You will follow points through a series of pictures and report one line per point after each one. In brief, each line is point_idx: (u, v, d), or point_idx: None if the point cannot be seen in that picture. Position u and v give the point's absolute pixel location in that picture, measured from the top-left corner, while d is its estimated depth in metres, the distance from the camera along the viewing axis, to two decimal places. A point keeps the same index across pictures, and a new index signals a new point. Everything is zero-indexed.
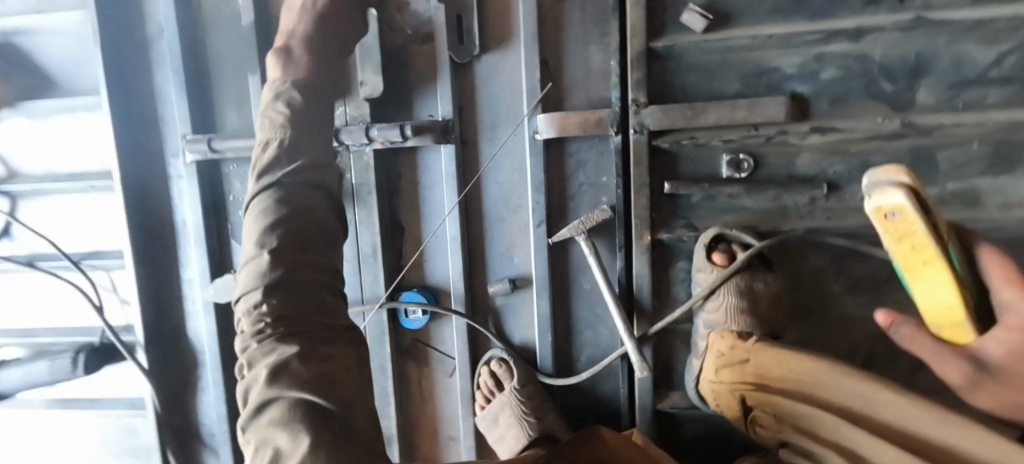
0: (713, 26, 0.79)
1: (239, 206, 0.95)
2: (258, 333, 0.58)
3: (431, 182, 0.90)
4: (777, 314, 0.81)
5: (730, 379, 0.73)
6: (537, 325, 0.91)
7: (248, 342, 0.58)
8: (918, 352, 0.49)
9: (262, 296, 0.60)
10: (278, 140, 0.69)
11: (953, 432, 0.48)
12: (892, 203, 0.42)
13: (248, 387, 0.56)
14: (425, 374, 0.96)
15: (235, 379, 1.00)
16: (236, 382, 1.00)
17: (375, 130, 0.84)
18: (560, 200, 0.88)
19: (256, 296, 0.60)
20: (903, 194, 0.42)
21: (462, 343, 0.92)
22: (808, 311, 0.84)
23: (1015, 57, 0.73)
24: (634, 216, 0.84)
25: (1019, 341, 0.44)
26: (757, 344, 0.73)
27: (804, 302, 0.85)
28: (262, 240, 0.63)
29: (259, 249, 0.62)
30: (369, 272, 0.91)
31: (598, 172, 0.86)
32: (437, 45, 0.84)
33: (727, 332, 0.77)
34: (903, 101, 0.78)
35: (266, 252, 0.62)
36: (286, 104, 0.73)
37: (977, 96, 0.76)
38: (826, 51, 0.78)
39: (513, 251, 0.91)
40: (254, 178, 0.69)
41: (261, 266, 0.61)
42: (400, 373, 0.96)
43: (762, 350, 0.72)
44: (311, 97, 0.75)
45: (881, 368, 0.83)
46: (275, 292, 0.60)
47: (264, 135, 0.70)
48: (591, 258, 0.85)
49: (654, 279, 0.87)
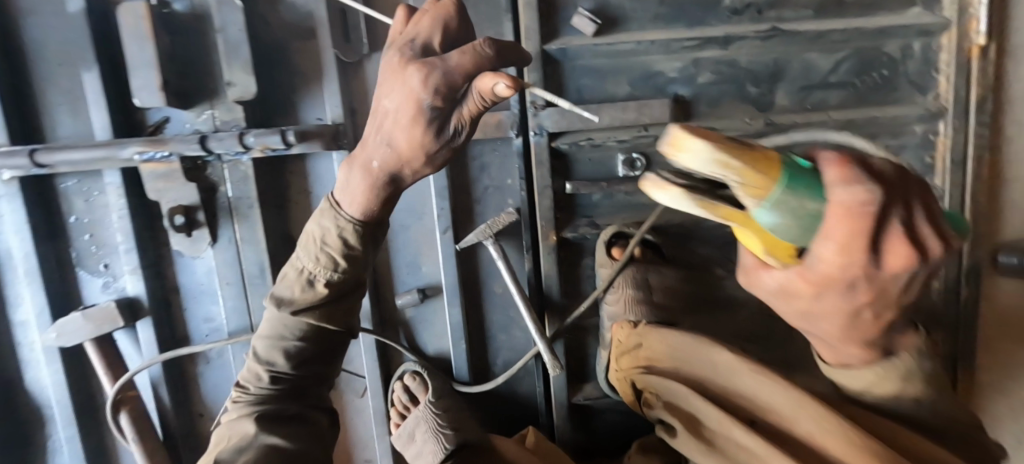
0: (601, 30, 0.81)
1: (86, 229, 0.80)
2: (259, 380, 0.63)
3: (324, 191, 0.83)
4: (674, 304, 0.85)
5: (626, 366, 0.75)
6: (450, 333, 0.88)
7: (249, 384, 0.62)
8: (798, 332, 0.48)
9: (280, 350, 0.63)
10: (335, 261, 0.61)
11: (800, 408, 0.47)
12: (675, 152, 0.29)
13: (228, 419, 0.60)
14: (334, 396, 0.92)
15: (101, 428, 0.86)
16: (103, 431, 0.86)
17: (250, 137, 0.74)
18: (465, 204, 0.86)
19: (271, 345, 0.63)
20: (691, 138, 0.28)
21: (372, 360, 0.88)
22: (700, 297, 0.91)
23: (846, 64, 0.85)
24: (540, 217, 0.85)
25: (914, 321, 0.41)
26: (647, 328, 0.75)
27: (696, 290, 0.91)
28: (290, 295, 0.64)
29: (283, 301, 0.63)
30: (258, 295, 0.82)
31: (501, 175, 0.86)
32: (322, 43, 0.78)
33: (625, 322, 0.79)
34: (766, 103, 0.86)
35: (288, 308, 0.63)
36: (340, 239, 0.61)
37: (822, 98, 0.86)
38: (702, 55, 0.84)
39: (421, 260, 0.87)
40: (336, 265, 0.63)
41: (282, 319, 0.63)
42: None
43: (650, 334, 0.73)
44: (367, 238, 0.62)
45: (760, 341, 0.93)
46: (291, 345, 0.64)
47: (323, 245, 0.61)
48: (499, 262, 0.84)
49: (562, 277, 0.89)
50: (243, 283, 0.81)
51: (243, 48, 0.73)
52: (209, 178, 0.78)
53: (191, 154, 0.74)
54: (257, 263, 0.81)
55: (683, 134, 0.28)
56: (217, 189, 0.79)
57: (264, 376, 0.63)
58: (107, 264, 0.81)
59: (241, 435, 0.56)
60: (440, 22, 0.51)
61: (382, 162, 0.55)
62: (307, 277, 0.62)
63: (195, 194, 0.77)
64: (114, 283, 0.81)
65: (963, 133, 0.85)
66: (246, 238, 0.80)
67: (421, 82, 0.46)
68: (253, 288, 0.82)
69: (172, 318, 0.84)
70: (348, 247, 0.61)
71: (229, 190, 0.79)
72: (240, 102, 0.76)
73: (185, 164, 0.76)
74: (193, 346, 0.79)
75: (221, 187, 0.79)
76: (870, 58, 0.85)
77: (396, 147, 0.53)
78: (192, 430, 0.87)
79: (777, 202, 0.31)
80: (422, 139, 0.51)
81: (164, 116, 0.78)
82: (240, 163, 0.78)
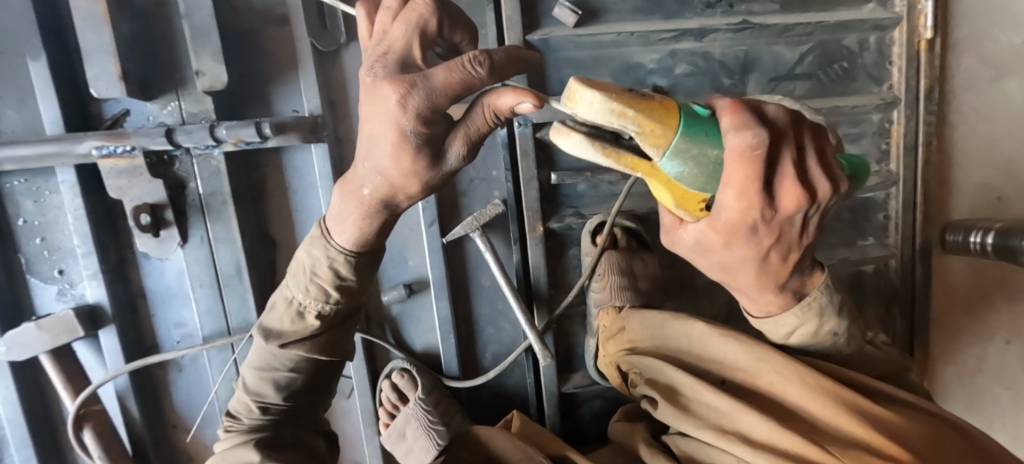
0: (582, 21, 0.82)
1: (37, 232, 0.73)
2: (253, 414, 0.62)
3: (301, 186, 0.80)
4: (658, 291, 0.86)
5: (613, 350, 0.77)
6: (438, 328, 0.87)
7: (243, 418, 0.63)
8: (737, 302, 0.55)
9: (269, 388, 0.62)
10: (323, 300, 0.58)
11: (781, 380, 0.52)
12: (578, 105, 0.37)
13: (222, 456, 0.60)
14: None
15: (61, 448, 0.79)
16: (64, 451, 0.80)
17: (222, 130, 0.69)
18: (450, 197, 0.85)
19: (261, 384, 0.62)
20: (587, 90, 0.36)
21: (359, 360, 0.87)
22: (681, 283, 0.94)
23: (810, 57, 0.89)
24: (526, 208, 0.85)
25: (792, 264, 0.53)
26: (630, 311, 0.77)
27: (678, 276, 0.94)
28: (276, 328, 0.61)
29: (269, 335, 0.61)
30: (234, 298, 0.77)
31: (487, 166, 0.85)
32: (296, 30, 0.74)
33: (611, 309, 0.81)
34: (738, 93, 0.90)
35: (275, 344, 0.61)
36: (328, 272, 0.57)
37: (789, 88, 0.91)
38: (678, 46, 0.86)
39: (407, 255, 0.86)
40: (324, 302, 0.59)
41: (271, 353, 0.61)
42: None
43: (633, 316, 0.75)
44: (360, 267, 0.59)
45: (739, 323, 0.97)
46: (282, 382, 0.62)
47: (310, 283, 0.58)
48: (487, 254, 0.83)
49: (550, 268, 0.89)
50: (217, 284, 0.77)
51: (212, 35, 0.68)
52: (177, 174, 0.73)
53: (157, 149, 0.69)
54: (232, 263, 0.76)
55: (577, 87, 0.36)
56: (186, 186, 0.74)
57: (254, 408, 0.62)
58: (62, 270, 0.75)
59: None
60: (417, 27, 0.45)
61: (374, 187, 0.50)
62: (295, 309, 0.60)
63: (162, 193, 0.71)
64: (71, 290, 0.75)
65: (917, 121, 0.91)
66: (219, 236, 0.75)
67: (401, 106, 0.41)
68: (228, 290, 0.77)
69: (140, 324, 0.79)
70: (339, 278, 0.58)
71: (199, 187, 0.74)
72: (209, 93, 0.70)
73: (149, 159, 0.70)
74: (164, 353, 0.74)
75: (190, 183, 0.73)
76: (833, 51, 0.90)
77: (390, 175, 0.48)
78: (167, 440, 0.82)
79: (670, 149, 0.40)
80: (415, 168, 0.46)
81: (124, 107, 0.72)
82: (211, 157, 0.73)
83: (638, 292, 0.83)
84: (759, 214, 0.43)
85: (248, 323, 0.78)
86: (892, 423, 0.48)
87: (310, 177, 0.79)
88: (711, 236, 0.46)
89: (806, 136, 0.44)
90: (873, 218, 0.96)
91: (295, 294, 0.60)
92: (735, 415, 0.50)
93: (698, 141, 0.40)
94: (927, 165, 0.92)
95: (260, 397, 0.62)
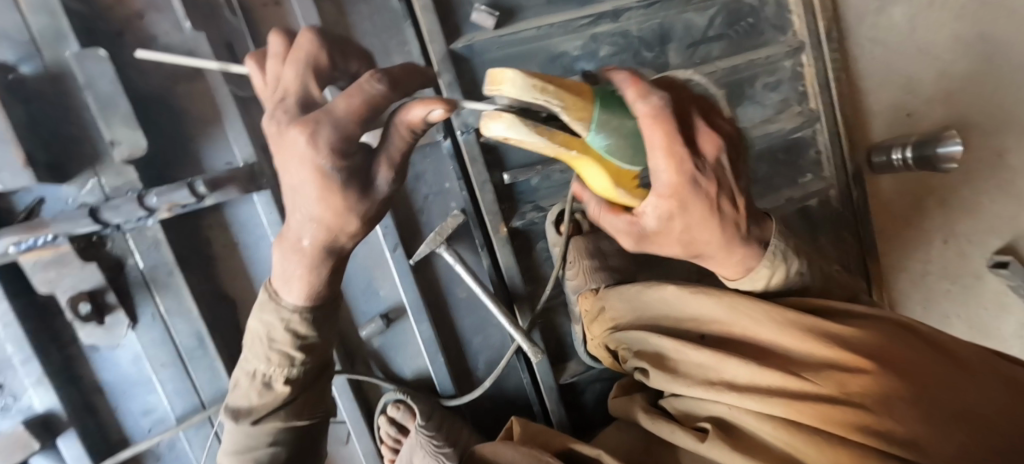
0: (501, 21, 0.83)
1: None
2: None
3: (252, 238, 0.76)
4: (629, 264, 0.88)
5: (598, 332, 0.77)
6: (425, 351, 0.85)
7: None
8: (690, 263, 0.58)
9: None
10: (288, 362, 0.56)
11: (761, 321, 0.54)
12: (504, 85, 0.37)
13: None
14: None
15: None
16: None
17: (153, 197, 0.65)
18: (409, 217, 0.84)
19: None
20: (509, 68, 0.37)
21: (349, 402, 0.82)
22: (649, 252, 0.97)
23: (720, 18, 0.95)
24: (487, 212, 0.85)
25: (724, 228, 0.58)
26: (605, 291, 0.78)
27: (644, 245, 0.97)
28: (243, 408, 0.57)
29: (238, 417, 0.57)
30: (203, 369, 0.72)
31: (438, 180, 0.84)
32: (212, 80, 0.71)
33: (588, 291, 0.81)
34: (661, 64, 0.94)
35: (248, 424, 0.57)
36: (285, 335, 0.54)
37: (707, 51, 0.95)
38: (598, 28, 0.89)
39: (376, 284, 0.83)
40: (285, 367, 0.56)
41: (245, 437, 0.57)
42: None
43: (610, 294, 0.76)
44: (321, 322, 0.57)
45: (710, 278, 1.01)
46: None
47: (270, 350, 0.55)
48: (457, 266, 0.83)
49: (522, 266, 0.90)
50: (181, 359, 0.72)
51: (122, 101, 0.63)
52: (112, 253, 0.68)
53: (83, 231, 0.64)
54: (193, 334, 0.71)
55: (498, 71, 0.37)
56: (124, 263, 0.69)
57: None
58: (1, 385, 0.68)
59: None
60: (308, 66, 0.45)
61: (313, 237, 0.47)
62: (261, 379, 0.57)
63: (97, 276, 0.66)
64: (15, 405, 0.68)
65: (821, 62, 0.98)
66: (173, 308, 0.71)
67: (312, 144, 0.40)
68: (194, 363, 0.72)
69: (103, 422, 0.73)
70: (300, 338, 0.55)
71: (139, 262, 0.69)
72: (129, 162, 0.65)
73: (76, 244, 0.65)
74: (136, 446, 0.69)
75: (128, 260, 0.68)
76: (738, 9, 0.95)
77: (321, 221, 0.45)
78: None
79: (594, 121, 0.41)
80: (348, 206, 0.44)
81: (37, 197, 0.67)
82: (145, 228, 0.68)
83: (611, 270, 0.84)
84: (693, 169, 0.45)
85: (222, 392, 0.73)
86: (863, 337, 0.50)
87: (259, 227, 0.76)
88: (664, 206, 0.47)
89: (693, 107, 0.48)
90: (806, 155, 1.02)
91: (257, 366, 0.57)
92: (721, 366, 0.52)
93: (615, 113, 0.42)
94: (839, 98, 1.00)
95: None
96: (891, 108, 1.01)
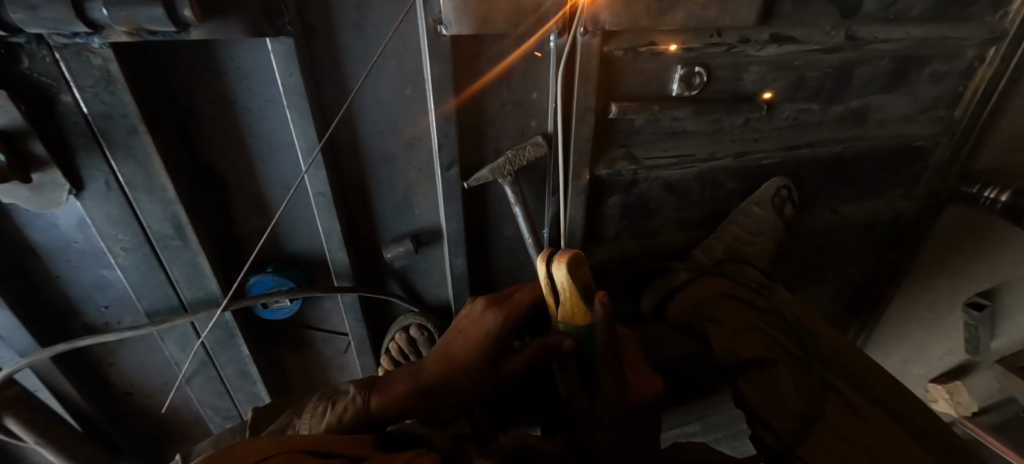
0: None
1: None
2: (336, 422, 0.59)
3: (191, 74, 0.50)
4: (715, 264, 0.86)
5: (733, 343, 0.76)
6: (450, 284, 0.74)
7: (336, 425, 0.59)
8: (613, 396, 0.55)
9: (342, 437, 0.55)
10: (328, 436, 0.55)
11: (838, 341, 0.74)
12: (557, 276, 0.50)
13: (331, 420, 0.59)
14: (307, 355, 0.77)
15: None
16: None
17: (100, 11, 0.39)
18: (474, 126, 0.63)
19: (333, 423, 0.59)
20: (560, 275, 0.49)
21: (357, 320, 0.72)
22: None
23: None
24: (573, 150, 0.66)
25: (612, 405, 0.56)
26: (724, 305, 0.80)
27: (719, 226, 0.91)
28: (318, 426, 0.59)
29: (325, 424, 0.59)
30: (181, 259, 0.57)
31: (526, 85, 0.62)
32: None
33: (697, 286, 0.84)
34: (852, 6, 0.69)
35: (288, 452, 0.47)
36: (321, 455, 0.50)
37: (906, 7, 0.71)
38: None
39: (413, 201, 0.66)
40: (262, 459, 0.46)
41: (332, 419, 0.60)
42: (271, 362, 0.74)
43: (748, 332, 0.76)
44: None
45: None
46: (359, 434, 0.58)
47: (304, 444, 0.50)
48: (515, 207, 0.67)
49: (586, 219, 0.76)
50: (148, 241, 0.55)
51: None
52: (34, 79, 0.43)
53: None
54: (168, 219, 0.54)
55: (555, 262, 0.50)
56: (53, 101, 0.45)
57: (333, 406, 0.61)
58: None
59: (330, 424, 0.59)
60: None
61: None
62: (326, 406, 0.61)
63: None
64: None
65: (1000, 71, 0.81)
66: (139, 183, 0.51)
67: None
68: (169, 253, 0.57)
69: (38, 286, 0.58)
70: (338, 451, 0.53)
71: (78, 102, 0.45)
72: None
73: None
74: (116, 332, 0.59)
75: (60, 94, 0.45)
76: None
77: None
78: (122, 396, 0.71)
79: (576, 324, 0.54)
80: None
81: None
82: (91, 51, 0.42)
83: (698, 264, 0.85)
84: (630, 404, 0.55)
85: (212, 298, 0.62)
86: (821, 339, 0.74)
87: (270, 87, 0.52)
88: (614, 409, 0.56)
89: (641, 389, 0.57)
90: (913, 166, 0.94)
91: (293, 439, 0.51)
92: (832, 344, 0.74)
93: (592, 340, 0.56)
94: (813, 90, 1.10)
95: (333, 429, 0.59)
96: (1014, 136, 0.92)
